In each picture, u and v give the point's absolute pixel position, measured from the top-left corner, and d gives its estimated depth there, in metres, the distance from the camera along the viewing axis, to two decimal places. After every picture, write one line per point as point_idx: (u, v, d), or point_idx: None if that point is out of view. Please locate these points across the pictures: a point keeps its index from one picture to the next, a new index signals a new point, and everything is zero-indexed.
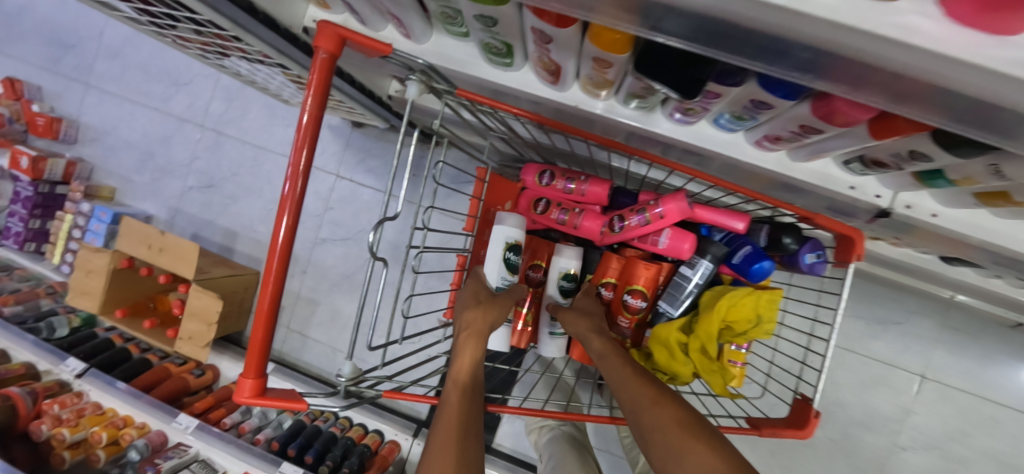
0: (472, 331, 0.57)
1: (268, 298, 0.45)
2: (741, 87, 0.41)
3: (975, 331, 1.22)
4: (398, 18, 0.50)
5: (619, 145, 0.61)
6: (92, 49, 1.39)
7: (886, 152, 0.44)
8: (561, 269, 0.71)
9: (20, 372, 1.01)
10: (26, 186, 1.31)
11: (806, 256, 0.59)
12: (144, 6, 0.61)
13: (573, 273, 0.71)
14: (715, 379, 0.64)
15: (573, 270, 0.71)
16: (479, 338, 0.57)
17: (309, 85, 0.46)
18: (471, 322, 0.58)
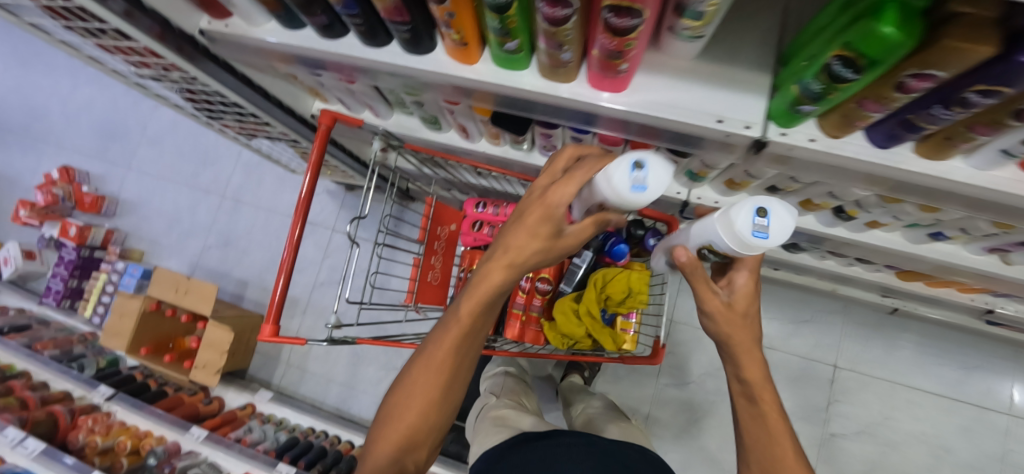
0: (459, 319, 0.50)
1: (283, 272, 0.73)
2: (560, 130, 0.72)
3: (874, 323, 1.41)
4: (371, 106, 0.84)
5: (528, 178, 0.90)
6: (136, 140, 1.73)
7: (660, 161, 0.74)
8: (710, 237, 0.50)
9: (59, 396, 1.24)
10: (70, 251, 1.58)
11: (652, 239, 0.86)
12: (207, 105, 0.94)
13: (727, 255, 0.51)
14: (604, 338, 0.88)
15: (728, 254, 0.50)
16: (467, 332, 0.50)
17: (314, 144, 0.76)
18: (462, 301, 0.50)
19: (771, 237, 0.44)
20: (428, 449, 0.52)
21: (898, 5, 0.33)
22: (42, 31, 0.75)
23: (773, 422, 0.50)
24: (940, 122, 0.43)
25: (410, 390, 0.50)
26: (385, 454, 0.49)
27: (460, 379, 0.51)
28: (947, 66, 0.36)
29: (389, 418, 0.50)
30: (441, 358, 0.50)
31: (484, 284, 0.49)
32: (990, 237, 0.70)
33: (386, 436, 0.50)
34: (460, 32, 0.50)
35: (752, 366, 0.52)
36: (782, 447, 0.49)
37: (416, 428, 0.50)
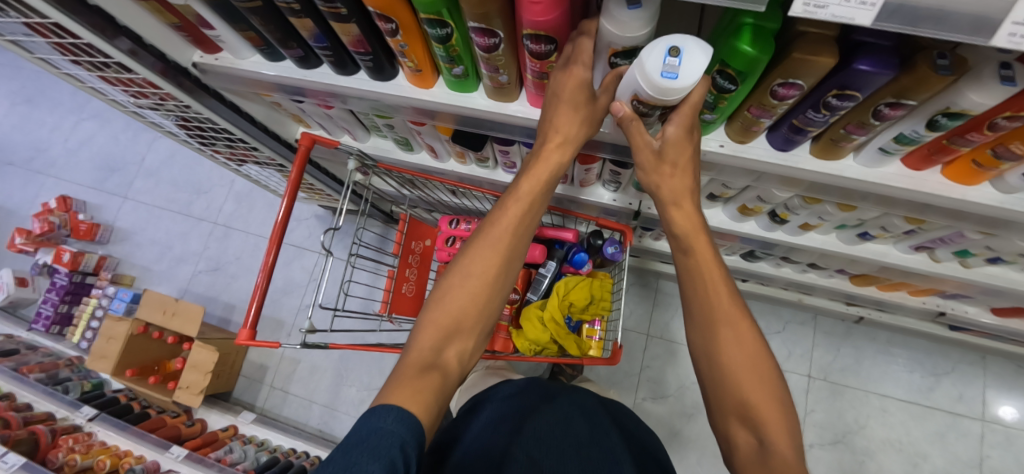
0: (520, 198, 0.56)
1: (260, 282, 0.78)
2: (517, 146, 0.80)
3: (843, 332, 1.45)
4: (348, 130, 0.92)
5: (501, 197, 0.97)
6: (133, 172, 1.81)
7: (608, 173, 0.82)
8: (631, 89, 0.48)
9: (42, 417, 1.27)
10: (62, 277, 1.62)
11: (610, 248, 0.91)
12: (199, 132, 1.02)
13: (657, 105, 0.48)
14: (568, 343, 0.92)
15: (654, 103, 0.47)
16: (518, 213, 0.56)
17: (293, 164, 0.83)
18: (514, 189, 0.57)
19: (680, 80, 0.43)
20: (470, 342, 0.55)
21: (752, 27, 0.42)
22: (50, 65, 0.83)
23: (710, 274, 0.55)
24: (818, 125, 0.51)
25: (466, 264, 0.55)
26: (429, 340, 0.52)
27: (510, 262, 0.56)
28: (804, 75, 0.43)
29: (444, 290, 0.55)
30: (490, 242, 0.55)
31: (539, 168, 0.56)
32: (911, 235, 0.77)
33: (435, 318, 0.53)
34: (413, 60, 0.59)
35: (694, 232, 0.56)
36: (720, 298, 0.54)
37: (461, 310, 0.54)
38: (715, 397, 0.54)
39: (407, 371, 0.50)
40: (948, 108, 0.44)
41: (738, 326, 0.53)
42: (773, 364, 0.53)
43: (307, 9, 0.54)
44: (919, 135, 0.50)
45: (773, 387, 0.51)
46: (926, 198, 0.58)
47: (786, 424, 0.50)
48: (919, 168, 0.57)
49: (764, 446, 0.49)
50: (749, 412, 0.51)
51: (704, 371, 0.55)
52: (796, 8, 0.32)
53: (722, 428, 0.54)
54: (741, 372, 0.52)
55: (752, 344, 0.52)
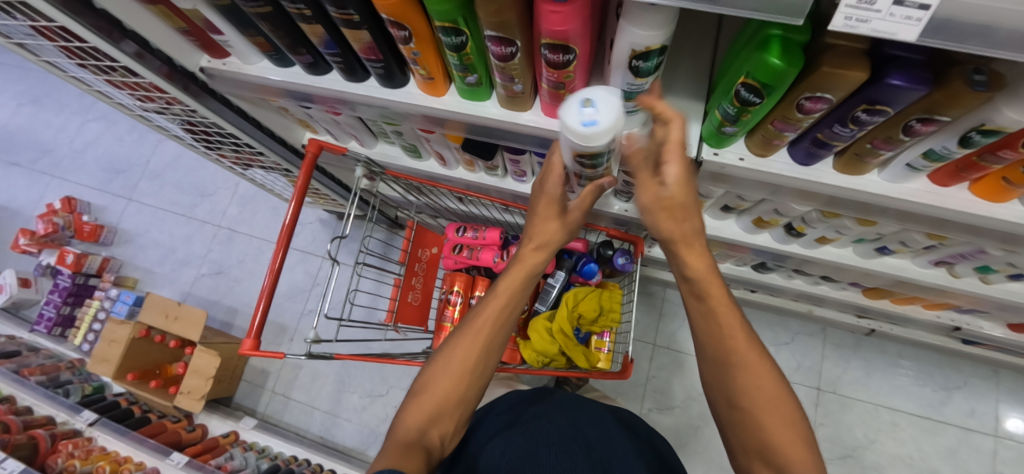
0: (499, 294, 0.61)
1: (265, 289, 0.77)
2: (527, 155, 0.79)
3: (852, 344, 1.43)
4: (355, 136, 0.91)
5: (508, 204, 0.96)
6: (138, 174, 1.80)
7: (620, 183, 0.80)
8: (569, 145, 0.51)
9: (42, 421, 1.26)
10: (66, 278, 1.61)
11: (620, 259, 0.90)
12: (205, 136, 1.01)
13: (596, 154, 0.51)
14: (577, 355, 0.90)
15: (591, 152, 0.50)
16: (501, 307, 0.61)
17: (300, 170, 0.81)
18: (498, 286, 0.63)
19: (601, 128, 0.45)
20: (451, 426, 0.57)
21: (780, 39, 0.40)
22: (56, 68, 0.83)
23: (723, 312, 0.53)
24: (844, 139, 0.49)
25: (450, 352, 0.59)
26: (413, 422, 0.55)
27: (489, 352, 0.60)
28: (833, 89, 0.42)
29: (429, 376, 0.58)
30: (474, 334, 0.59)
31: (520, 264, 0.63)
32: (930, 251, 0.75)
33: (419, 404, 0.57)
34: (426, 68, 0.57)
35: (704, 271, 0.53)
36: (736, 340, 0.52)
37: (444, 397, 0.57)
38: (735, 438, 0.52)
39: (392, 449, 0.52)
40: (983, 125, 0.42)
41: (759, 360, 0.51)
42: (794, 400, 0.50)
43: (318, 15, 0.53)
44: (949, 151, 0.48)
45: (797, 427, 0.49)
46: (951, 215, 0.56)
47: (814, 460, 0.48)
48: (946, 184, 0.55)
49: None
50: (771, 455, 0.48)
51: (723, 411, 0.53)
52: (836, 22, 0.30)
53: (745, 469, 0.52)
54: (761, 413, 0.49)
55: (772, 380, 0.50)
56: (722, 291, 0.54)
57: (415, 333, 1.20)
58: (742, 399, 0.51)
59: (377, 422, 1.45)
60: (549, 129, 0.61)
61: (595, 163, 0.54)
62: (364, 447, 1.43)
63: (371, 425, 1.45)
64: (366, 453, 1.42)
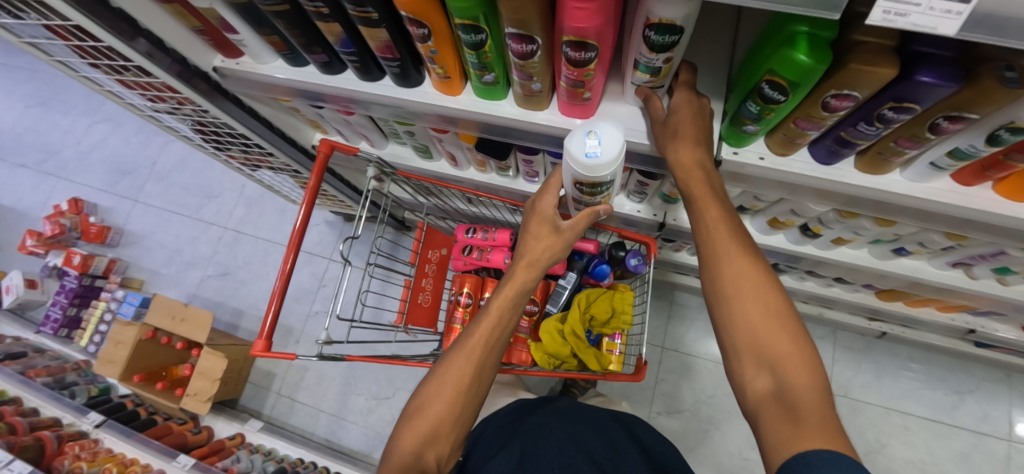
0: (490, 312, 0.62)
1: (276, 290, 0.77)
2: (540, 155, 0.78)
3: (862, 347, 1.42)
4: (366, 137, 0.91)
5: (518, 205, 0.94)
6: (145, 175, 1.80)
7: (634, 183, 0.80)
8: (570, 173, 0.56)
9: (48, 423, 1.26)
10: (72, 279, 1.60)
11: (632, 260, 0.88)
12: (215, 136, 1.01)
13: (595, 184, 0.55)
14: (589, 357, 0.89)
15: (591, 181, 0.54)
16: (489, 328, 0.61)
17: (312, 171, 0.81)
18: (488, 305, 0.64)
19: (603, 158, 0.51)
20: (447, 447, 0.57)
21: (807, 36, 0.40)
22: (68, 68, 0.83)
23: (711, 213, 0.54)
24: (869, 138, 0.49)
25: (442, 373, 0.60)
26: (408, 444, 0.56)
27: (482, 370, 0.60)
28: (861, 86, 0.41)
29: (421, 397, 0.59)
30: (464, 355, 0.60)
31: (510, 282, 0.65)
32: (948, 251, 0.74)
33: (413, 427, 0.57)
34: (443, 66, 0.57)
35: (696, 174, 0.54)
36: (721, 235, 0.53)
37: (437, 421, 0.57)
38: (725, 337, 0.51)
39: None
40: (1011, 123, 0.42)
41: (751, 259, 0.51)
42: (789, 305, 0.49)
43: (336, 13, 0.53)
44: (976, 150, 0.47)
45: (789, 323, 0.48)
46: (975, 215, 0.55)
47: (809, 364, 0.46)
48: (969, 183, 0.55)
49: (783, 389, 0.45)
50: (763, 352, 0.47)
51: (715, 308, 0.52)
52: (874, 16, 0.30)
53: (737, 374, 0.50)
54: (750, 309, 0.49)
55: (763, 280, 0.50)
56: (715, 191, 0.55)
57: (423, 335, 1.19)
58: (733, 296, 0.50)
59: (383, 425, 1.44)
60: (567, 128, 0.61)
61: (595, 190, 0.58)
62: (370, 450, 1.42)
63: (377, 427, 1.44)
64: (373, 457, 1.41)
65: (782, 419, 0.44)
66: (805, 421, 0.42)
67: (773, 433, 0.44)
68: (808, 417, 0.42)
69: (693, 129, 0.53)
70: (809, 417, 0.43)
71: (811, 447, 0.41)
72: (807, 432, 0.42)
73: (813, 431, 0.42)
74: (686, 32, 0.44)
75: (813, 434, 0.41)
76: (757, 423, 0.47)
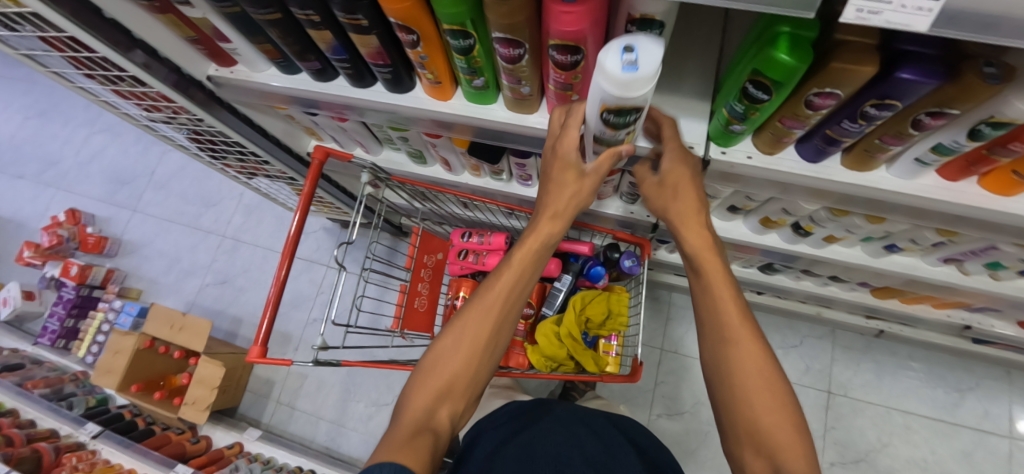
0: (511, 266, 0.59)
1: (271, 297, 0.77)
2: (533, 159, 0.79)
3: (862, 347, 1.42)
4: (361, 143, 0.91)
5: (514, 208, 0.95)
6: (143, 185, 1.81)
7: (627, 185, 0.80)
8: (597, 97, 0.44)
9: (45, 434, 1.26)
10: (70, 290, 1.60)
11: (627, 261, 0.89)
12: (211, 145, 1.02)
13: (629, 108, 0.44)
14: (585, 359, 0.89)
15: (621, 105, 0.43)
16: (509, 286, 0.59)
17: (306, 178, 0.81)
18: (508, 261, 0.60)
19: (639, 70, 0.39)
20: (460, 404, 0.56)
21: (789, 36, 0.40)
22: (65, 79, 0.83)
23: (721, 293, 0.56)
24: (853, 135, 0.50)
25: (458, 327, 0.58)
26: (421, 401, 0.54)
27: (500, 327, 0.59)
28: (843, 85, 0.42)
29: (434, 351, 0.57)
30: (483, 313, 0.58)
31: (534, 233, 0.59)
32: (940, 248, 0.75)
33: (426, 382, 0.56)
34: (434, 72, 0.58)
35: (702, 245, 0.59)
36: (730, 313, 0.55)
37: (452, 378, 0.56)
38: (726, 418, 0.54)
39: (401, 430, 0.51)
40: (992, 118, 0.43)
41: (757, 346, 0.53)
42: (790, 390, 0.52)
43: (327, 21, 0.54)
44: (959, 145, 0.48)
45: (790, 411, 0.51)
46: (962, 210, 0.56)
47: (805, 449, 0.49)
48: (956, 179, 0.55)
49: (778, 471, 0.48)
50: (761, 432, 0.50)
51: (716, 384, 0.55)
52: (847, 14, 0.30)
53: (737, 455, 0.53)
54: (752, 389, 0.52)
55: (767, 363, 0.53)
56: (723, 273, 0.57)
57: (421, 340, 1.19)
58: (740, 380, 0.53)
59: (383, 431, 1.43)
60: None
61: (619, 121, 0.47)
62: None
63: (377, 434, 1.43)
64: None
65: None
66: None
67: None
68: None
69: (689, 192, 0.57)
70: None
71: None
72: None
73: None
74: (644, 109, 0.46)
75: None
76: None
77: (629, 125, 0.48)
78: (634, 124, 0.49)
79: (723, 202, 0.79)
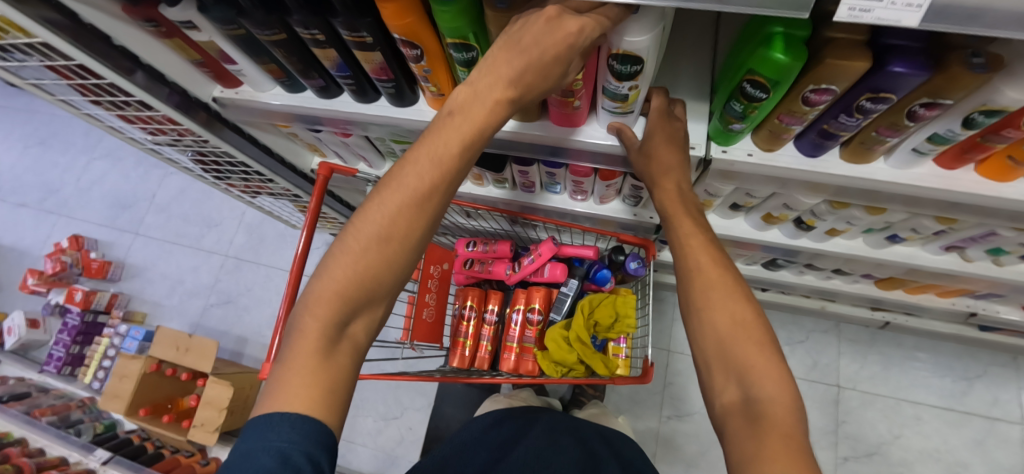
0: (445, 155, 0.45)
1: (281, 314, 0.77)
2: (535, 166, 0.80)
3: (868, 339, 1.42)
4: (364, 158, 0.93)
5: (517, 215, 0.95)
6: (145, 208, 1.82)
7: (629, 188, 0.81)
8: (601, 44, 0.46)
9: (55, 462, 1.26)
10: (74, 316, 1.60)
11: (632, 263, 0.89)
12: (215, 166, 1.03)
13: (633, 56, 0.45)
14: (595, 362, 0.89)
15: (626, 52, 0.45)
16: (437, 169, 0.45)
17: (312, 194, 0.82)
18: (439, 133, 0.45)
19: (641, 13, 0.41)
20: (372, 317, 0.47)
21: (783, 36, 0.42)
22: (71, 106, 0.85)
23: (686, 228, 0.57)
24: (850, 129, 0.51)
25: (370, 225, 0.45)
26: (322, 313, 0.44)
27: (418, 227, 0.46)
28: (838, 80, 0.43)
29: (340, 253, 0.46)
30: (402, 200, 0.45)
31: (476, 113, 0.45)
32: (941, 236, 0.76)
33: (326, 290, 0.45)
34: (436, 84, 0.59)
35: (672, 191, 0.59)
36: (693, 246, 0.56)
37: (364, 283, 0.45)
38: (699, 352, 0.52)
39: (303, 349, 0.43)
40: (985, 106, 0.44)
41: (724, 272, 0.53)
42: (763, 321, 0.50)
43: (331, 39, 0.55)
44: (953, 134, 0.49)
45: (760, 332, 0.49)
46: (960, 197, 0.57)
47: (779, 377, 0.46)
48: (952, 167, 0.57)
49: (750, 401, 0.45)
50: (733, 363, 0.48)
51: (689, 320, 0.54)
52: (840, 13, 0.32)
53: (710, 388, 0.51)
54: (720, 321, 0.50)
55: (733, 288, 0.52)
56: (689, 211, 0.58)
57: (429, 351, 1.19)
58: (705, 306, 0.52)
59: (393, 445, 1.43)
60: (558, 136, 0.62)
61: (622, 71, 0.48)
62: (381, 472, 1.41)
63: (387, 449, 1.43)
64: None
65: (746, 432, 0.44)
66: (767, 435, 0.42)
67: (740, 448, 0.44)
68: (770, 430, 0.42)
69: (667, 158, 0.57)
70: (770, 431, 0.42)
71: (772, 461, 0.40)
72: (769, 448, 0.41)
73: (774, 447, 0.41)
74: (648, 62, 0.47)
75: (776, 453, 0.40)
76: (724, 437, 0.47)
77: (632, 79, 0.49)
78: (642, 78, 0.49)
79: (724, 201, 0.81)
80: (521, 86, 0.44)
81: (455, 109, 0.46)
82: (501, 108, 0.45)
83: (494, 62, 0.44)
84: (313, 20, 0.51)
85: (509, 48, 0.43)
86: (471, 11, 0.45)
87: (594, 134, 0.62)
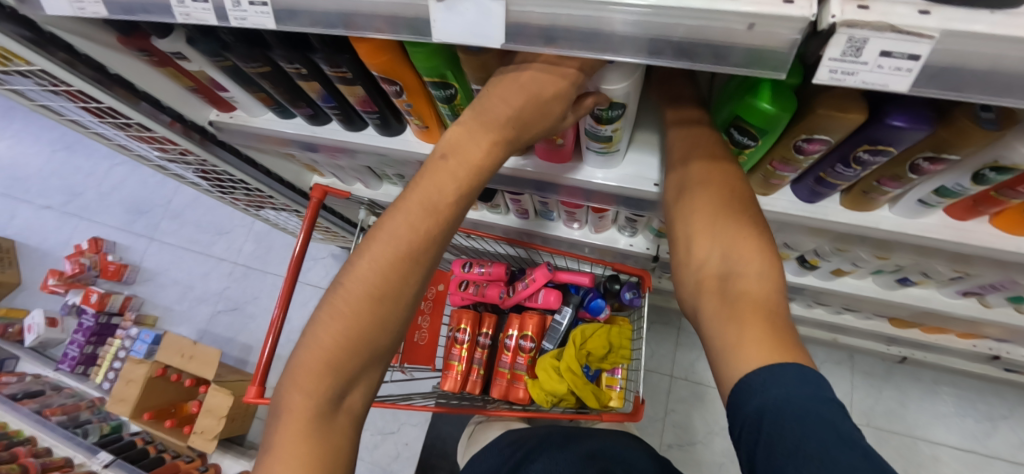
0: (439, 200, 0.40)
1: (269, 338, 0.77)
2: (528, 195, 0.78)
3: (883, 373, 1.35)
4: (360, 179, 0.93)
5: (512, 239, 0.93)
6: (161, 214, 1.87)
7: (623, 219, 0.79)
8: None
9: (60, 463, 1.30)
10: (89, 318, 1.65)
11: (627, 293, 0.87)
12: (219, 182, 1.05)
13: (612, 103, 0.43)
14: (587, 394, 0.87)
15: (607, 99, 0.43)
16: (432, 217, 0.40)
17: (304, 217, 0.82)
18: (431, 177, 0.40)
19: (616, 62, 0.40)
20: (366, 383, 0.42)
21: (771, 84, 0.39)
22: (80, 125, 0.87)
23: (686, 115, 0.50)
24: (849, 178, 0.48)
25: (355, 274, 0.40)
26: (307, 387, 0.39)
27: (409, 275, 0.40)
28: (830, 132, 0.40)
29: (327, 312, 0.41)
30: (394, 253, 0.40)
31: (467, 149, 0.40)
32: (957, 281, 0.71)
33: (310, 360, 0.39)
34: (420, 118, 0.58)
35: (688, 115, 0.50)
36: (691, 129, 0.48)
37: (355, 351, 0.40)
38: (681, 226, 0.45)
39: (292, 437, 0.38)
40: (996, 162, 0.40)
41: (712, 152, 0.46)
42: (752, 199, 0.43)
43: (314, 73, 0.55)
44: (962, 188, 0.46)
45: (752, 210, 0.42)
46: (972, 251, 0.52)
47: (765, 251, 0.39)
48: (963, 218, 0.52)
49: (729, 277, 0.39)
50: (717, 235, 0.41)
51: (674, 195, 0.47)
52: (821, 75, 0.29)
53: (684, 259, 0.44)
54: (709, 195, 0.43)
55: (726, 165, 0.45)
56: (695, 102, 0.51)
57: (423, 371, 1.18)
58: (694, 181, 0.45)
59: (389, 460, 1.42)
60: (544, 171, 0.61)
61: (608, 116, 0.46)
62: None
63: (382, 464, 1.43)
64: None
65: (720, 312, 0.38)
66: (745, 316, 0.36)
67: (716, 333, 0.38)
68: (747, 312, 0.36)
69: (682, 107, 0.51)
70: (748, 310, 0.37)
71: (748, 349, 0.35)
72: (750, 333, 0.35)
73: (756, 330, 0.35)
74: (631, 105, 0.45)
75: (756, 337, 0.35)
76: (698, 315, 0.41)
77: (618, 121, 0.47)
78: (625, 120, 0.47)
79: None
80: (518, 124, 0.39)
81: (448, 151, 0.40)
82: (496, 151, 0.40)
83: (490, 99, 0.39)
84: (294, 56, 0.51)
85: (506, 86, 0.39)
86: (445, 52, 0.44)
87: (580, 171, 0.60)
